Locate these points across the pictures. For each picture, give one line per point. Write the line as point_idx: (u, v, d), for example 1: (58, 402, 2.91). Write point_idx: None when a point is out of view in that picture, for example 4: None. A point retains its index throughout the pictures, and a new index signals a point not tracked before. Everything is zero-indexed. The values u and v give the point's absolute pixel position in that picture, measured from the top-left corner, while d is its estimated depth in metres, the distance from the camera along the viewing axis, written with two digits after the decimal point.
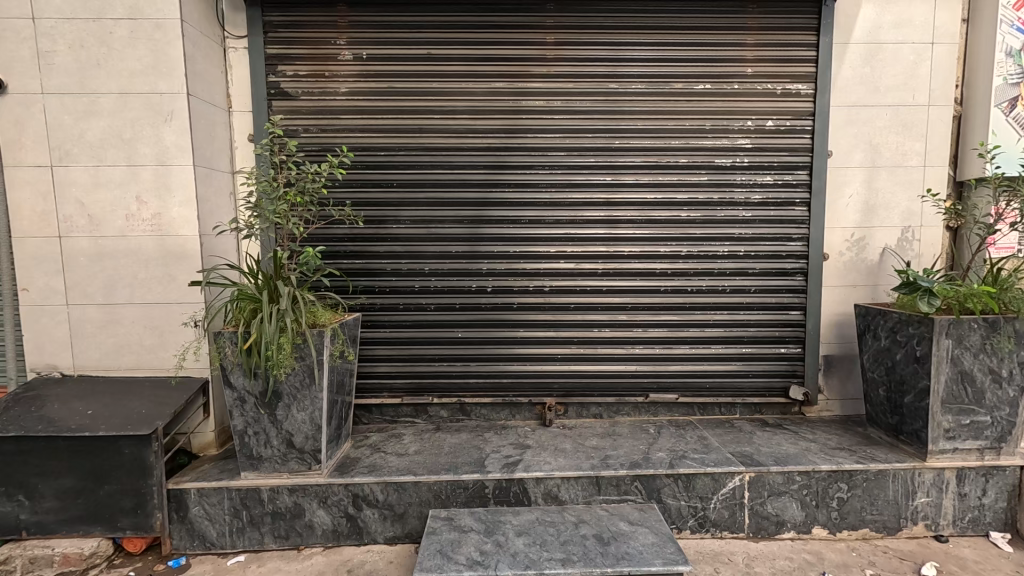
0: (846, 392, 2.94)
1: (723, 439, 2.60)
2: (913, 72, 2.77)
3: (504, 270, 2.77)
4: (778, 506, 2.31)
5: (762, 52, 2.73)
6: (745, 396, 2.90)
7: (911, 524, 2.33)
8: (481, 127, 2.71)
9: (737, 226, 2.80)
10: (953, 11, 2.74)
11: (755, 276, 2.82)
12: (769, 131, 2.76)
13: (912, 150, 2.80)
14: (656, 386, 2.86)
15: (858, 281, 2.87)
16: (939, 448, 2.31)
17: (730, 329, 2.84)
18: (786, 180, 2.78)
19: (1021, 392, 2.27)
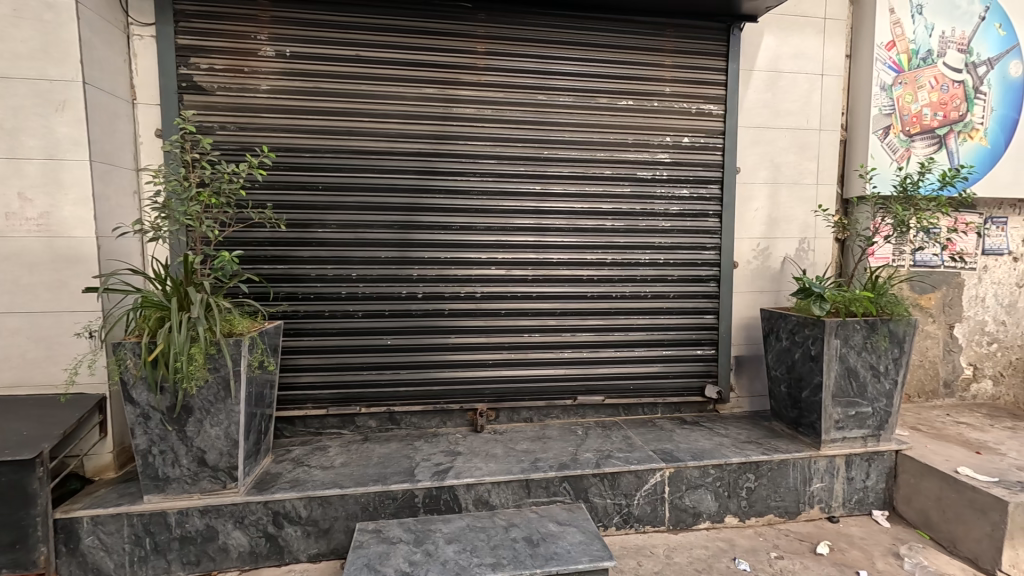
0: (754, 389, 3.18)
1: (645, 438, 2.73)
2: (807, 99, 3.08)
3: (435, 276, 2.76)
4: (695, 499, 2.46)
5: (678, 74, 2.93)
6: (665, 396, 3.06)
7: (808, 508, 2.56)
8: (412, 132, 2.69)
9: (657, 236, 2.97)
10: (839, 47, 3.09)
11: (673, 283, 3.01)
12: (685, 147, 2.96)
13: (807, 169, 3.11)
14: (584, 389, 2.96)
15: (763, 287, 3.13)
16: (830, 437, 2.57)
17: (651, 332, 3.00)
18: (700, 194, 2.99)
19: (895, 385, 2.57)
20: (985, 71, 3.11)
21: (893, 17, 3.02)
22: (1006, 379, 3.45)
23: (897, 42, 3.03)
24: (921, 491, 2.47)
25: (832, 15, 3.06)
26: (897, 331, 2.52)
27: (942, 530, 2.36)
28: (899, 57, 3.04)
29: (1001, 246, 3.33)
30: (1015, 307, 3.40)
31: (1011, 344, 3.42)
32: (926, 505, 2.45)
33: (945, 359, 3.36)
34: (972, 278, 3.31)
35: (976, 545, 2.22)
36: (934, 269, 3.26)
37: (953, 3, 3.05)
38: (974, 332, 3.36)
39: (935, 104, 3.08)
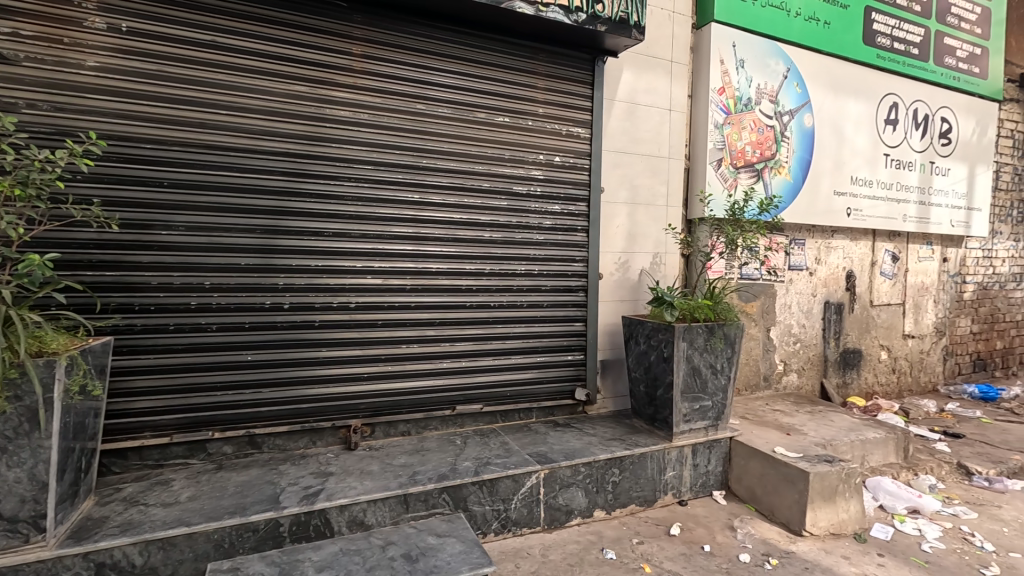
0: (617, 390, 3.46)
1: (522, 442, 2.82)
2: (658, 130, 3.48)
3: (304, 285, 2.57)
4: (567, 497, 2.60)
5: (549, 97, 3.13)
6: (540, 401, 3.20)
7: (663, 495, 2.86)
8: (279, 130, 2.50)
9: (531, 248, 3.12)
10: (683, 87, 3.55)
11: (547, 292, 3.18)
12: (556, 165, 3.16)
13: (658, 192, 3.51)
14: (463, 398, 2.97)
15: (623, 297, 3.44)
16: (680, 429, 2.89)
17: (526, 340, 3.13)
18: (570, 210, 3.21)
19: (729, 380, 2.99)
20: (788, 118, 3.82)
21: (723, 67, 3.56)
22: (806, 371, 4.21)
23: (726, 88, 3.58)
24: (749, 471, 2.90)
25: (677, 59, 3.51)
26: (730, 334, 2.95)
27: (764, 501, 2.80)
28: (728, 101, 3.59)
29: (801, 263, 4.07)
30: (811, 312, 4.17)
31: (809, 342, 4.19)
32: (753, 482, 2.88)
33: (764, 357, 3.99)
34: (781, 289, 4.00)
35: (788, 511, 2.66)
36: (755, 281, 3.87)
37: (766, 61, 3.70)
38: (783, 334, 4.05)
39: (754, 143, 3.69)
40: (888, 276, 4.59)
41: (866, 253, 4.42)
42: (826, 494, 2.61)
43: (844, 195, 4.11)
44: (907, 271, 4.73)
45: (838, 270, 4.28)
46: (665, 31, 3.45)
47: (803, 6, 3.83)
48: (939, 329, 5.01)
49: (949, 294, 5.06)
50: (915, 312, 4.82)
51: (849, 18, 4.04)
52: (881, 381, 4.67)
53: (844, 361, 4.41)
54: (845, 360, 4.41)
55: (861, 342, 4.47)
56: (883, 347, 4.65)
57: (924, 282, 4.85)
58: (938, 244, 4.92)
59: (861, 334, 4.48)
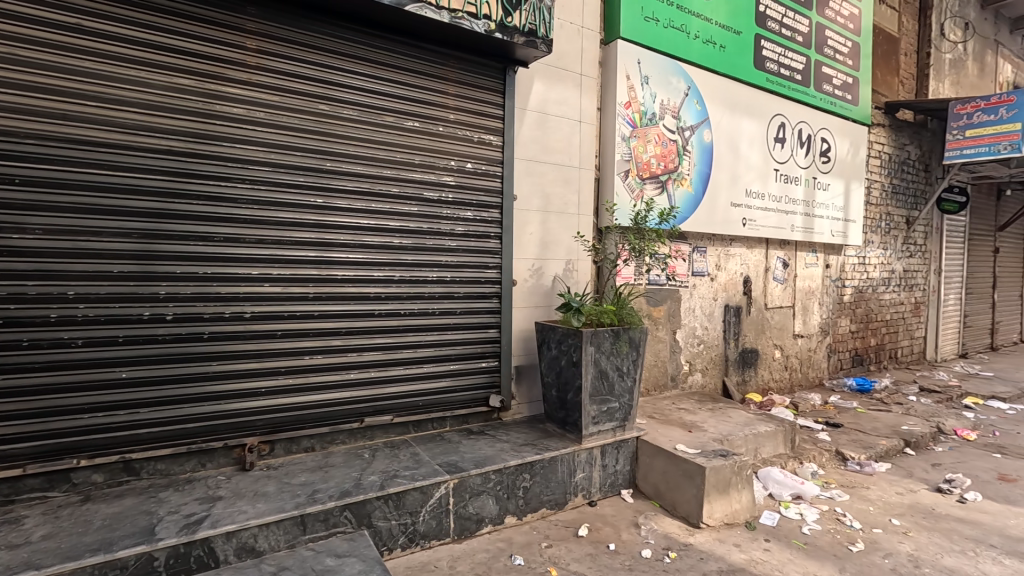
0: (532, 396, 3.50)
1: (432, 452, 2.77)
2: (569, 140, 3.57)
3: (190, 294, 2.38)
4: (478, 506, 2.58)
5: (461, 103, 3.13)
6: (454, 409, 3.16)
7: (574, 497, 2.92)
8: (161, 126, 2.31)
9: (443, 254, 3.09)
10: (592, 100, 3.68)
11: (460, 299, 3.16)
12: (468, 172, 3.16)
13: (570, 201, 3.60)
14: (372, 410, 2.87)
15: (537, 303, 3.49)
16: (589, 431, 2.98)
17: (438, 348, 3.09)
18: (482, 216, 3.22)
19: (634, 381, 3.12)
20: (689, 134, 4.08)
21: (629, 83, 3.74)
22: (710, 371, 4.49)
23: (632, 103, 3.76)
24: (653, 468, 3.03)
25: (587, 72, 3.64)
26: (635, 338, 3.08)
27: (667, 497, 2.94)
28: (634, 115, 3.77)
29: (703, 269, 4.34)
30: (713, 315, 4.46)
31: (711, 343, 4.47)
32: (657, 479, 3.01)
33: (671, 358, 4.21)
34: (685, 294, 4.24)
35: (687, 505, 2.81)
36: (661, 287, 4.08)
37: (668, 78, 3.93)
38: (688, 336, 4.30)
39: (658, 155, 3.90)
40: (780, 281, 5.01)
41: (760, 260, 4.79)
42: (720, 486, 2.79)
43: (739, 207, 4.45)
44: (796, 277, 5.18)
45: (736, 275, 4.61)
46: (575, 45, 3.57)
47: (701, 29, 4.11)
48: (824, 329, 5.53)
49: (831, 297, 5.60)
50: (803, 314, 5.29)
51: (741, 44, 4.39)
52: (775, 377, 5.07)
53: (743, 360, 4.75)
54: (744, 359, 4.75)
55: (757, 342, 4.84)
56: (776, 346, 5.06)
57: (810, 286, 5.34)
58: (821, 252, 5.44)
59: (757, 335, 4.85)
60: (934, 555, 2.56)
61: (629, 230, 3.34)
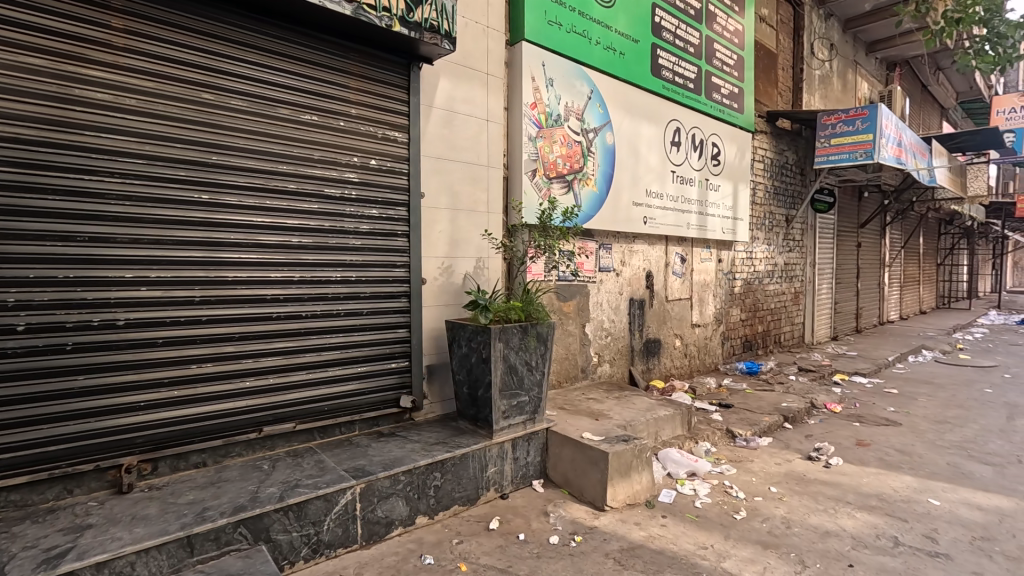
0: (445, 394, 3.49)
1: (339, 458, 2.68)
2: (477, 139, 3.60)
3: (48, 301, 2.12)
4: (387, 509, 2.53)
5: (363, 98, 3.05)
6: (363, 412, 3.07)
7: (486, 491, 2.96)
8: (8, 111, 2.04)
9: (348, 253, 2.99)
10: (499, 99, 3.73)
11: (366, 300, 3.08)
12: (372, 168, 3.08)
13: (479, 199, 3.62)
14: (271, 419, 2.72)
15: (448, 301, 3.48)
16: (500, 426, 3.03)
17: (345, 350, 2.99)
18: (389, 215, 3.15)
19: (543, 375, 3.23)
20: (593, 135, 4.29)
21: (534, 84, 3.85)
22: (617, 361, 4.73)
23: (538, 104, 3.89)
24: (562, 457, 3.15)
25: (494, 72, 3.68)
26: (543, 333, 3.17)
27: (575, 483, 3.07)
28: (540, 116, 3.90)
29: (608, 265, 4.56)
30: (618, 308, 4.70)
31: (617, 335, 4.71)
32: (566, 467, 3.14)
33: (581, 350, 4.38)
34: (592, 289, 4.43)
35: (593, 489, 2.95)
36: (570, 283, 4.23)
37: (571, 82, 4.10)
38: (596, 329, 4.50)
39: (564, 156, 4.07)
40: (678, 275, 5.38)
41: (660, 255, 5.12)
42: (622, 470, 2.96)
43: (640, 205, 4.74)
44: (693, 271, 5.60)
45: (639, 271, 4.89)
46: (481, 44, 3.60)
47: (602, 36, 4.31)
48: (718, 318, 6.03)
49: (724, 289, 6.12)
50: (700, 305, 5.73)
51: (639, 52, 4.66)
52: (676, 364, 5.46)
53: (647, 350, 5.06)
54: (648, 349, 5.06)
55: (659, 333, 5.17)
56: (676, 335, 5.44)
57: (705, 279, 5.79)
58: (715, 248, 5.92)
59: (659, 325, 5.19)
60: (803, 516, 2.89)
61: (535, 229, 3.44)
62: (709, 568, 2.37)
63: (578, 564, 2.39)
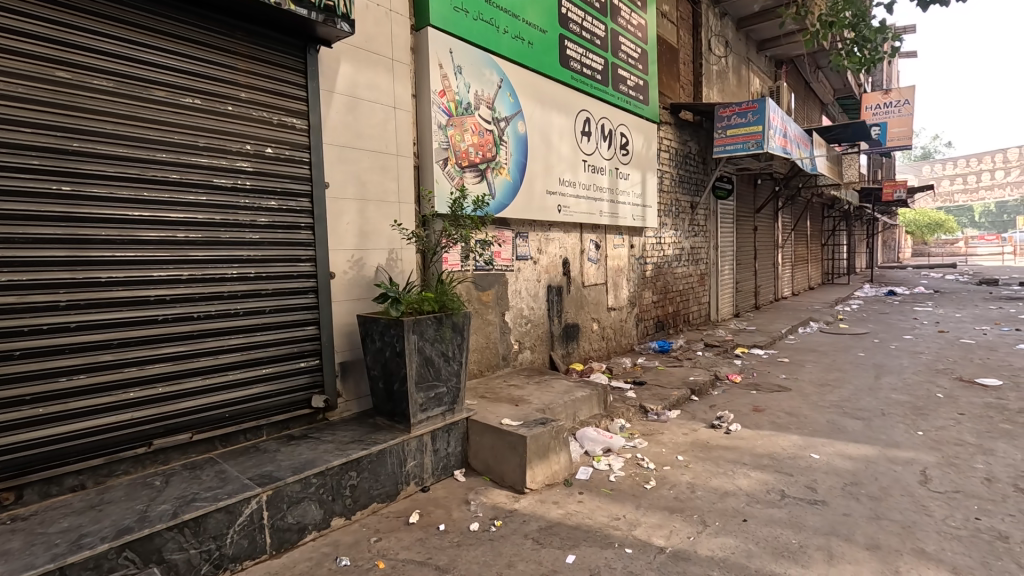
0: (361, 391, 3.38)
1: (244, 466, 2.52)
2: (384, 126, 3.48)
3: None
4: (298, 514, 2.42)
5: (253, 81, 2.85)
6: (270, 416, 2.91)
7: (406, 486, 2.92)
8: None
9: (244, 249, 2.80)
10: (406, 86, 3.63)
11: (268, 297, 2.90)
12: (268, 157, 2.90)
13: (389, 188, 3.52)
14: (163, 431, 2.50)
15: (360, 295, 3.37)
16: (418, 419, 2.99)
17: (246, 352, 2.80)
18: (289, 206, 2.98)
19: (460, 365, 3.22)
20: (504, 124, 4.32)
21: (442, 72, 3.80)
22: (537, 347, 4.82)
23: (447, 92, 3.84)
24: (483, 445, 3.18)
25: (399, 57, 3.57)
26: (458, 323, 3.17)
27: (495, 470, 3.11)
28: (449, 104, 3.85)
29: (525, 254, 4.63)
30: (537, 295, 4.79)
31: (537, 321, 4.80)
32: (486, 454, 3.17)
33: (501, 339, 4.42)
34: (510, 277, 4.48)
35: (512, 474, 3.01)
36: (488, 272, 4.25)
37: (480, 70, 4.09)
38: (516, 317, 4.56)
39: (475, 144, 4.06)
40: (594, 261, 5.57)
41: (576, 242, 5.27)
42: (541, 451, 3.03)
43: (554, 194, 4.86)
44: (608, 257, 5.83)
45: (556, 258, 5.01)
46: (384, 28, 3.47)
47: (509, 24, 4.32)
48: (632, 301, 6.33)
49: (636, 273, 6.42)
50: (615, 289, 5.98)
51: (547, 42, 4.72)
52: (594, 347, 5.67)
53: (566, 334, 5.21)
54: (567, 333, 5.21)
55: (577, 317, 5.34)
56: (593, 319, 5.64)
57: (619, 264, 6.04)
58: (627, 234, 6.18)
59: (577, 310, 5.36)
60: (706, 480, 3.13)
61: (446, 219, 3.39)
62: (621, 537, 2.50)
63: (497, 548, 2.43)
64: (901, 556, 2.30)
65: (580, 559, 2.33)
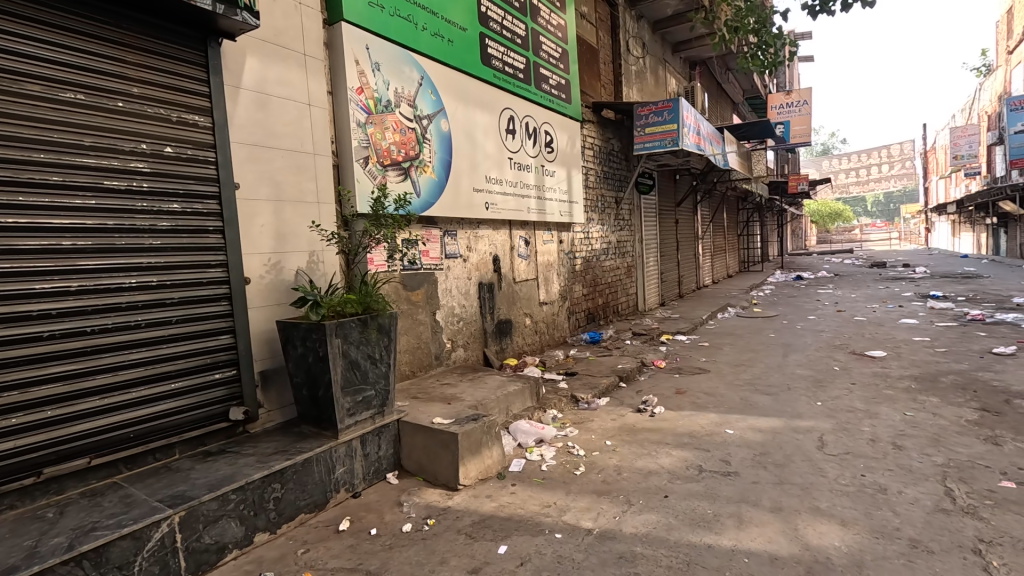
0: (284, 399, 3.25)
1: (153, 488, 2.35)
2: (298, 124, 3.35)
3: None
4: (217, 533, 2.30)
5: (147, 75, 2.65)
6: (182, 433, 2.73)
7: (335, 494, 2.84)
8: None
9: (143, 255, 2.60)
10: (320, 82, 3.51)
11: (175, 306, 2.72)
12: (167, 157, 2.71)
13: (306, 188, 3.39)
14: (55, 458, 2.28)
15: (279, 300, 3.23)
16: (345, 424, 2.92)
17: (151, 366, 2.61)
18: (194, 209, 2.80)
19: (389, 366, 3.18)
20: (427, 122, 4.29)
21: (359, 68, 3.71)
22: (470, 344, 4.84)
23: (365, 89, 3.76)
24: (415, 445, 3.16)
25: (311, 52, 3.45)
26: (384, 324, 3.12)
27: (428, 469, 3.10)
28: (368, 102, 3.77)
29: (454, 252, 4.63)
30: (468, 293, 4.80)
31: (469, 319, 4.81)
32: (419, 455, 3.15)
33: (433, 338, 4.39)
34: (440, 276, 4.46)
35: (445, 471, 3.01)
36: (417, 272, 4.22)
37: (399, 67, 4.04)
38: (447, 316, 4.55)
39: (397, 143, 4.01)
40: (524, 257, 5.66)
41: (505, 239, 5.34)
42: (472, 447, 3.05)
43: (480, 191, 4.88)
44: (538, 252, 5.94)
45: (486, 256, 5.04)
46: (293, 21, 3.34)
47: (428, 21, 4.30)
48: (563, 295, 6.50)
49: (566, 267, 6.59)
50: (546, 284, 6.11)
51: (468, 40, 4.74)
52: (528, 341, 5.78)
53: (499, 330, 5.26)
54: (500, 329, 5.28)
55: (509, 313, 5.42)
56: (526, 314, 5.75)
57: (549, 259, 6.18)
58: (556, 229, 6.33)
59: (509, 306, 5.43)
60: (631, 462, 3.29)
61: (368, 218, 3.31)
62: (552, 523, 2.58)
63: (430, 546, 2.43)
64: (800, 515, 2.53)
65: (511, 548, 2.38)
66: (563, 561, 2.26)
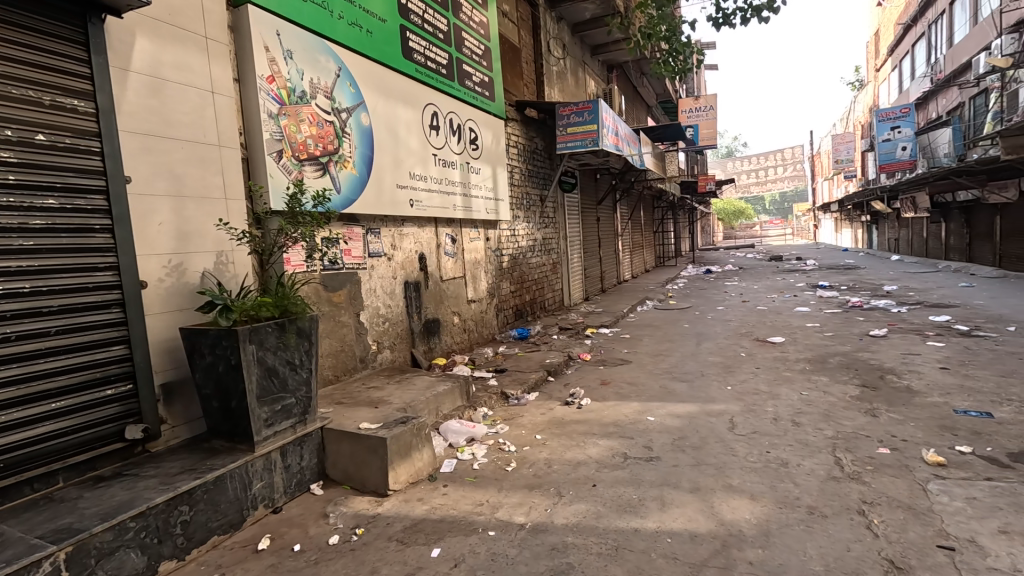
0: (191, 413, 2.98)
1: (31, 523, 2.06)
2: (200, 113, 3.07)
3: None
4: (113, 566, 2.06)
5: (9, 51, 2.31)
6: (66, 458, 2.41)
7: (253, 511, 2.65)
8: None
9: (12, 258, 2.26)
10: (225, 69, 3.24)
11: (53, 315, 2.40)
12: (39, 146, 2.38)
13: (211, 183, 3.13)
14: None
15: (182, 305, 2.95)
16: (262, 436, 2.73)
17: (26, 384, 2.29)
18: (75, 205, 2.48)
19: (309, 372, 3.01)
20: (346, 115, 4.11)
21: (269, 56, 3.47)
22: (397, 345, 4.71)
23: (276, 78, 3.53)
24: (341, 453, 3.03)
25: (213, 36, 3.18)
26: (304, 327, 2.95)
27: (356, 476, 2.98)
28: (280, 91, 3.55)
29: (378, 250, 4.48)
30: (394, 292, 4.67)
31: (395, 319, 4.68)
32: (345, 462, 3.02)
33: (357, 340, 4.22)
34: (363, 275, 4.30)
35: (374, 478, 2.91)
36: (338, 271, 4.04)
37: (315, 57, 3.84)
38: (372, 316, 4.40)
39: (314, 136, 3.80)
40: (451, 255, 5.60)
41: (431, 237, 5.25)
42: (402, 451, 2.97)
43: (405, 188, 4.77)
44: (465, 249, 5.90)
45: (411, 254, 4.93)
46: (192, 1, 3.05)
47: (344, 9, 4.11)
48: (491, 292, 6.52)
49: (493, 264, 6.61)
50: (473, 281, 6.09)
51: (388, 32, 4.59)
52: (456, 339, 5.73)
53: (427, 329, 5.18)
54: (428, 328, 5.19)
55: (437, 311, 5.34)
56: (454, 312, 5.70)
57: (476, 256, 6.17)
58: (482, 227, 6.33)
59: (437, 305, 5.35)
60: (561, 454, 3.37)
61: (283, 216, 3.09)
62: (485, 521, 2.58)
63: (359, 557, 2.33)
64: (715, 493, 2.72)
65: (445, 550, 2.35)
66: (497, 558, 2.26)
